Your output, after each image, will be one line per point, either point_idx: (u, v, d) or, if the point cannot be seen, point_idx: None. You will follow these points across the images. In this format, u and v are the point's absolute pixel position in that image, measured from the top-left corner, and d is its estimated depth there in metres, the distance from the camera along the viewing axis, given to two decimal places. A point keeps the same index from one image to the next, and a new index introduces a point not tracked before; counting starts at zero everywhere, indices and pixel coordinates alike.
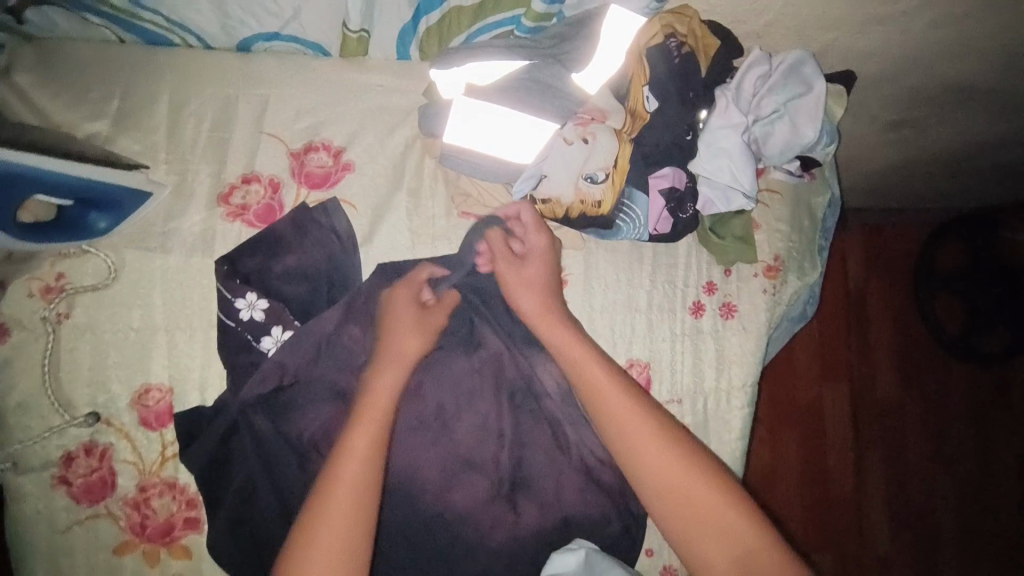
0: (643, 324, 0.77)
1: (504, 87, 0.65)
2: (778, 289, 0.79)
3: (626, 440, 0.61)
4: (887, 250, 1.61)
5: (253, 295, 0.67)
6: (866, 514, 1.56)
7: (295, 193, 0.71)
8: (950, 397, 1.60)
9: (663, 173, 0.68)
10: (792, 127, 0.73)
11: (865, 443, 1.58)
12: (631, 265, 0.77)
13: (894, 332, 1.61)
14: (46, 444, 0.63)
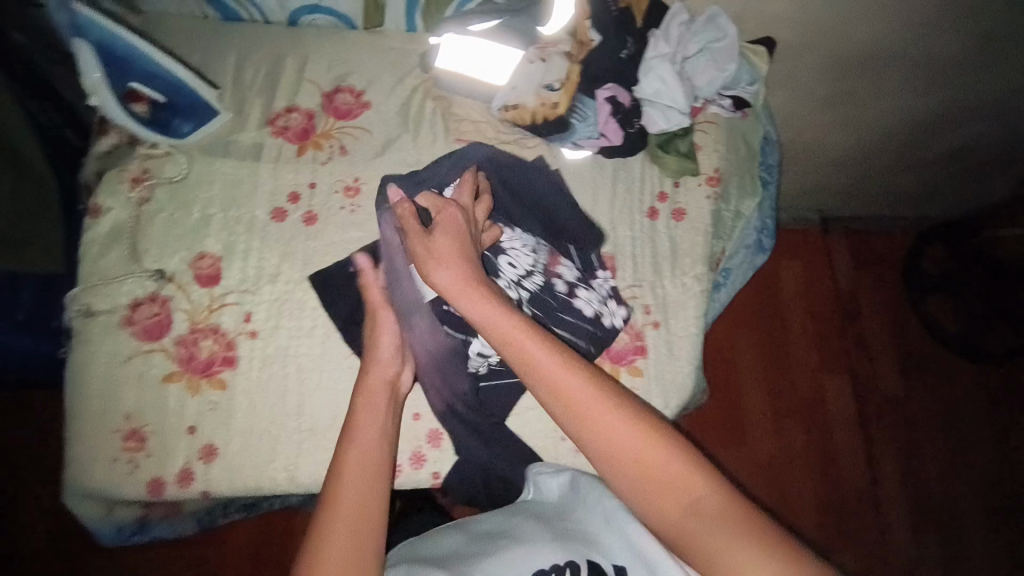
0: (606, 224, 0.92)
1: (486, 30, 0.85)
2: (720, 197, 0.94)
3: (588, 432, 0.59)
4: (871, 250, 1.75)
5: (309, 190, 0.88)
6: (879, 498, 1.54)
7: (326, 121, 0.92)
8: (957, 390, 1.65)
9: (607, 87, 0.86)
10: (715, 63, 0.92)
11: (874, 427, 1.60)
12: (595, 177, 0.94)
13: (887, 321, 1.70)
14: (120, 292, 0.79)
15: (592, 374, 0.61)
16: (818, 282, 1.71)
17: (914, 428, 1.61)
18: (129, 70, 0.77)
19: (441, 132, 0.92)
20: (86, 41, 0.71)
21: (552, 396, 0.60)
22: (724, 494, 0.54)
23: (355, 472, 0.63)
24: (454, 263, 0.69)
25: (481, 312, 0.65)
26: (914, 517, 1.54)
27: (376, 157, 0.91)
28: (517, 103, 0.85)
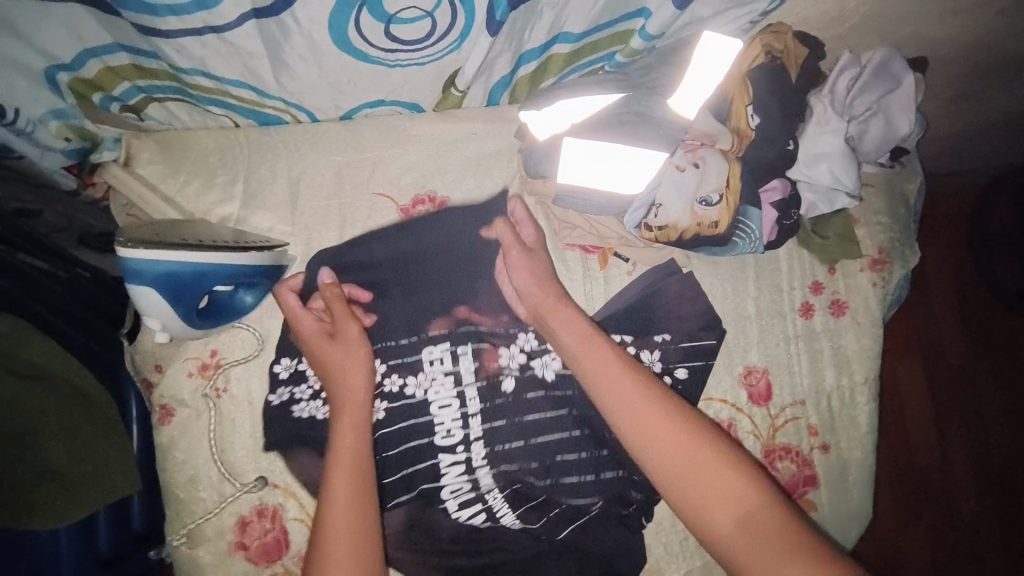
0: (756, 331, 0.79)
1: (609, 121, 0.66)
2: (886, 281, 0.79)
3: (658, 451, 0.56)
4: (937, 217, 1.36)
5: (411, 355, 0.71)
6: (969, 521, 1.25)
7: (409, 247, 0.73)
8: None
9: (771, 185, 0.69)
10: (886, 122, 0.74)
11: (950, 428, 1.29)
12: (735, 275, 0.79)
13: (958, 297, 1.33)
14: (220, 514, 0.66)
15: (665, 399, 0.59)
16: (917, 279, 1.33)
17: None
18: (196, 283, 0.62)
19: (548, 240, 0.78)
20: (145, 283, 0.60)
21: (636, 433, 0.57)
22: (776, 511, 0.53)
23: (342, 486, 0.56)
24: (541, 292, 0.67)
25: (561, 339, 0.65)
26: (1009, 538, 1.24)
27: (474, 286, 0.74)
28: (664, 220, 0.67)
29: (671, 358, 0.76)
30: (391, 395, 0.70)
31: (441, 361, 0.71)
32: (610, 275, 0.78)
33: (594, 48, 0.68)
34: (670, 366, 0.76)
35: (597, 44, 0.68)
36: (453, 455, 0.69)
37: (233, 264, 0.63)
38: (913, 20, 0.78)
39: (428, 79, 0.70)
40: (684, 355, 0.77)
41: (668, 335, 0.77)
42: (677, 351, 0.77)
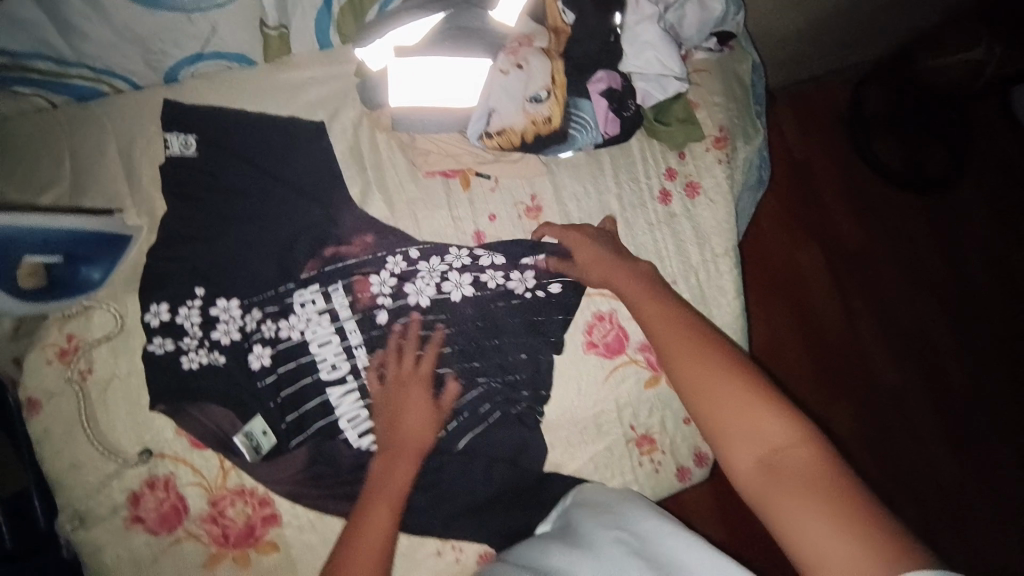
0: (620, 224, 0.83)
1: (432, 41, 0.68)
2: (730, 157, 0.85)
3: (689, 383, 0.57)
4: (813, 107, 1.66)
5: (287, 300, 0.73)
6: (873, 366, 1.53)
7: (266, 198, 0.74)
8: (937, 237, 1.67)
9: (597, 77, 0.72)
10: (700, 5, 0.78)
11: (849, 296, 1.57)
12: (594, 174, 0.83)
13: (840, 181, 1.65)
14: (110, 490, 0.67)
15: (715, 348, 0.59)
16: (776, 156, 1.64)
17: (886, 275, 1.63)
18: (17, 248, 0.61)
19: (407, 171, 0.79)
20: None
21: (683, 375, 0.58)
22: (811, 451, 0.51)
23: (379, 513, 0.66)
24: (622, 276, 0.74)
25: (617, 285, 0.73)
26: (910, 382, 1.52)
27: (336, 229, 0.76)
28: (501, 126, 0.69)
29: (543, 276, 0.79)
30: (272, 339, 0.71)
31: (316, 301, 0.74)
32: (477, 195, 0.80)
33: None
34: (544, 282, 0.79)
35: None
36: (343, 385, 0.73)
37: (62, 232, 0.63)
38: None
39: (241, 13, 0.71)
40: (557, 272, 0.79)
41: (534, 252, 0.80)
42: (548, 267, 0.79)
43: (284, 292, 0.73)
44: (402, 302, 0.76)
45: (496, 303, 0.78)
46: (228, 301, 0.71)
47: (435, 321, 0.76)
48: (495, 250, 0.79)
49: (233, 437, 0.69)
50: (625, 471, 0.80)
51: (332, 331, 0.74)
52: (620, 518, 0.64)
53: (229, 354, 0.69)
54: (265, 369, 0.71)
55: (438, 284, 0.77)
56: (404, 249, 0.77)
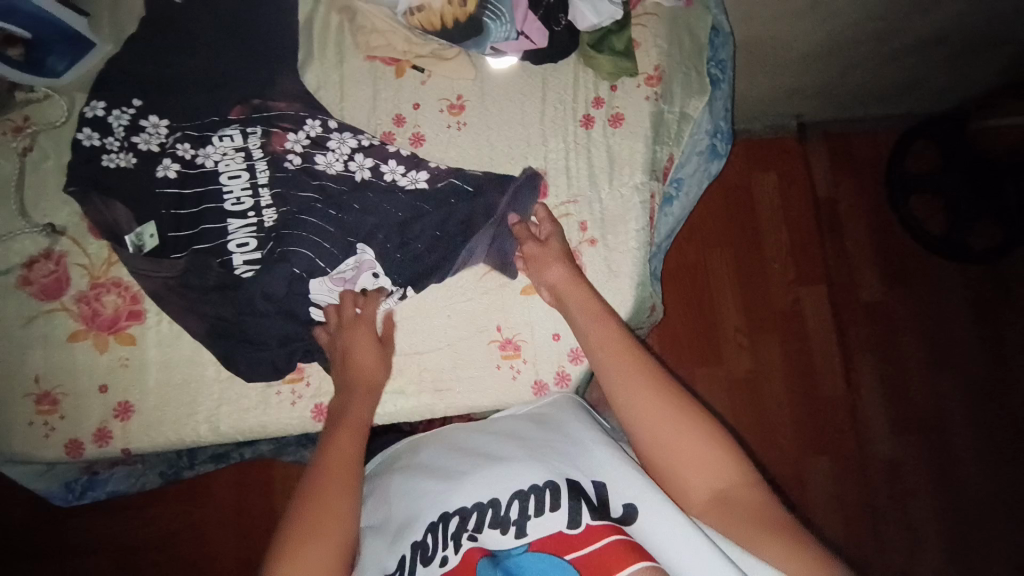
0: (537, 136, 0.85)
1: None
2: (660, 97, 0.86)
3: (646, 433, 0.61)
4: (853, 156, 1.73)
5: (212, 136, 0.79)
6: (861, 424, 1.60)
7: (214, 44, 0.82)
8: (947, 297, 1.67)
9: None
10: None
11: (853, 353, 1.65)
12: (525, 88, 0.86)
13: (870, 235, 1.71)
14: (12, 250, 0.76)
15: (673, 387, 0.63)
16: (795, 191, 1.72)
17: (894, 331, 1.66)
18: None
19: (351, 49, 0.86)
20: None
21: (640, 427, 0.61)
22: (757, 491, 0.56)
23: (345, 438, 0.65)
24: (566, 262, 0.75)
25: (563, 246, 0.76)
26: (898, 445, 1.59)
27: (270, 85, 0.82)
28: (423, 4, 0.77)
29: (436, 179, 0.81)
30: (185, 160, 0.78)
31: (236, 140, 0.79)
32: (407, 83, 0.85)
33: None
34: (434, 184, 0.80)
35: None
36: (241, 216, 0.76)
37: (41, 12, 0.73)
38: None
39: None
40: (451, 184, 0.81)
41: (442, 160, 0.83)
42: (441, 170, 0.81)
43: (210, 123, 0.80)
44: (309, 163, 0.80)
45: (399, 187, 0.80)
46: (157, 119, 0.79)
47: (339, 187, 0.79)
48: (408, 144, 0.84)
49: (124, 234, 0.75)
50: (482, 369, 0.78)
51: (241, 167, 0.78)
52: (598, 424, 0.67)
53: (141, 159, 0.77)
54: (168, 181, 0.77)
55: (344, 159, 0.80)
56: (325, 118, 0.82)
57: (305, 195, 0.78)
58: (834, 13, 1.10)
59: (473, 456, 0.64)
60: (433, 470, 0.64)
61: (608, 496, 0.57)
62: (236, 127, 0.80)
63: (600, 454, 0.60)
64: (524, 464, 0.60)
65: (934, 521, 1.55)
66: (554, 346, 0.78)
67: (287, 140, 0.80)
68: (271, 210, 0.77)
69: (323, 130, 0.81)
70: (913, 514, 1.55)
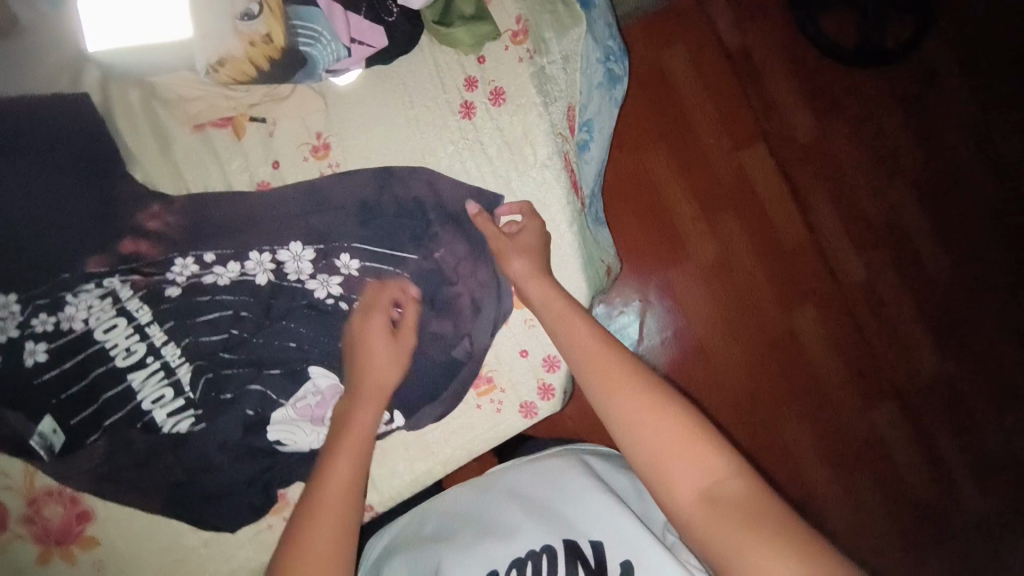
0: (420, 146, 0.74)
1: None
2: (535, 52, 0.76)
3: (626, 421, 0.52)
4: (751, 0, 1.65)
5: (66, 295, 0.66)
6: (832, 261, 1.62)
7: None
8: (878, 108, 1.66)
9: None
10: None
11: (805, 196, 1.64)
12: (387, 99, 0.74)
13: (789, 73, 1.65)
14: None
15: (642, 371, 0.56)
16: (706, 56, 1.63)
17: (836, 161, 1.65)
18: None
19: (173, 125, 0.72)
20: None
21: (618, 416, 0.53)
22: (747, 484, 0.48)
23: (364, 408, 0.62)
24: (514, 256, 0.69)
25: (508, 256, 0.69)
26: (873, 268, 1.62)
27: (107, 209, 0.69)
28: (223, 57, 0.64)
29: (352, 290, 0.71)
30: (48, 334, 0.65)
31: (100, 289, 0.67)
32: (253, 143, 0.73)
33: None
34: (350, 297, 0.71)
35: None
36: (143, 367, 0.67)
37: None
38: None
39: None
40: (366, 293, 0.71)
41: (353, 255, 0.72)
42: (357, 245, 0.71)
43: (53, 281, 0.66)
44: (197, 279, 0.69)
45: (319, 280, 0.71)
46: (3, 296, 0.64)
47: (241, 303, 0.70)
48: (307, 248, 0.71)
49: (29, 439, 0.65)
50: (461, 413, 0.73)
51: (118, 315, 0.67)
52: (601, 477, 0.67)
53: (3, 354, 0.64)
54: (41, 366, 0.65)
55: (239, 268, 0.70)
56: (200, 252, 0.69)
57: (224, 332, 0.69)
58: None
59: (474, 528, 0.64)
60: (434, 549, 0.63)
61: (604, 555, 0.55)
62: (84, 271, 0.67)
63: (598, 508, 0.60)
64: (524, 530, 0.61)
65: (923, 322, 1.60)
66: (525, 364, 0.74)
67: (164, 284, 0.68)
68: (168, 347, 0.68)
69: (198, 264, 0.69)
70: (904, 325, 1.60)
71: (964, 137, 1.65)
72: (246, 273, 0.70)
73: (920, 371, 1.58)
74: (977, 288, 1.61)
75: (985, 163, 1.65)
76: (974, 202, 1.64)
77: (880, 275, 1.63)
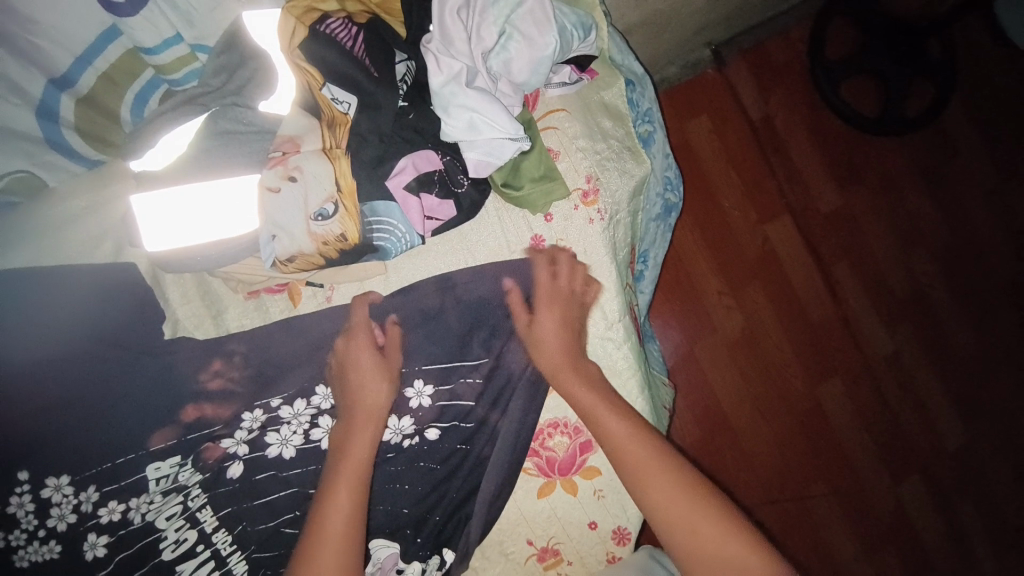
0: (483, 312, 0.71)
1: (196, 152, 0.57)
2: (606, 209, 0.72)
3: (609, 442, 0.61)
4: (774, 66, 1.56)
5: (136, 475, 0.64)
6: (859, 339, 1.53)
7: (48, 371, 0.62)
8: (902, 179, 1.58)
9: (400, 168, 0.62)
10: (527, 41, 0.62)
11: (833, 271, 1.54)
12: (452, 260, 0.71)
13: (814, 142, 1.57)
14: None
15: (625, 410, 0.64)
16: (728, 126, 1.54)
17: (862, 232, 1.56)
18: None
19: (226, 292, 0.69)
20: None
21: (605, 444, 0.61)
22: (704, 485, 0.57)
23: (362, 429, 0.63)
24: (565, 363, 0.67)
25: (577, 400, 0.65)
26: (900, 343, 1.54)
27: (165, 371, 0.65)
28: (293, 254, 0.60)
29: (424, 419, 0.69)
30: (111, 526, 0.62)
31: (169, 478, 0.64)
32: (309, 308, 0.70)
33: (122, 72, 0.60)
34: (422, 427, 0.69)
35: (126, 67, 0.60)
36: (192, 557, 0.64)
37: None
38: None
39: None
40: (439, 413, 0.69)
41: (426, 379, 0.69)
42: (427, 412, 0.69)
43: (117, 462, 0.63)
44: (259, 454, 0.66)
45: (388, 455, 0.68)
46: (57, 479, 0.61)
47: (306, 480, 0.67)
48: None
49: None
50: None
51: (181, 508, 0.64)
52: None
53: (63, 543, 0.61)
54: (101, 560, 0.62)
55: (305, 432, 0.67)
56: (267, 398, 0.67)
57: (285, 515, 0.67)
58: None
59: None
60: None
61: None
62: (151, 446, 0.64)
63: None
64: None
65: (946, 394, 1.55)
66: (593, 535, 0.75)
67: (224, 462, 0.66)
68: (220, 530, 0.65)
69: (261, 436, 0.66)
70: (930, 403, 1.54)
71: (991, 207, 1.58)
72: (312, 441, 0.67)
73: (945, 446, 1.52)
74: (999, 359, 1.55)
75: (1015, 235, 1.57)
76: (1004, 276, 1.56)
77: (906, 353, 1.55)
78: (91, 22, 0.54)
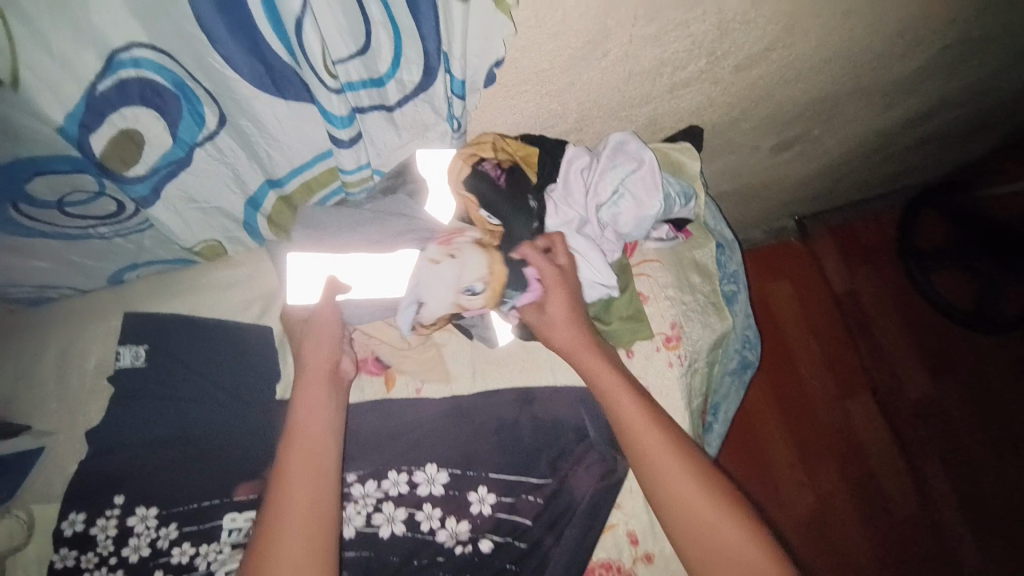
0: (555, 431, 0.74)
1: (362, 232, 0.69)
2: (686, 356, 0.76)
3: (660, 480, 0.59)
4: (861, 246, 1.61)
5: (216, 521, 0.69)
6: (952, 549, 1.33)
7: (178, 406, 0.73)
8: (997, 379, 1.49)
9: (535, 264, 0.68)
10: (636, 201, 0.71)
11: (921, 463, 1.42)
12: (535, 373, 0.77)
13: (901, 325, 1.55)
14: None
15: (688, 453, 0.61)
16: (811, 293, 1.57)
17: (951, 427, 1.46)
18: None
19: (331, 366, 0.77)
20: None
21: (656, 486, 0.59)
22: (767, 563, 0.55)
23: (315, 427, 0.61)
24: (620, 387, 0.64)
25: (628, 428, 0.62)
26: (998, 569, 1.31)
27: (261, 430, 0.72)
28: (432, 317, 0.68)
29: (480, 528, 0.70)
30: (179, 567, 0.67)
31: (240, 532, 0.68)
32: (399, 396, 0.76)
33: (320, 182, 0.73)
34: (477, 536, 0.70)
35: (319, 182, 0.73)
36: None
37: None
38: (651, 102, 0.77)
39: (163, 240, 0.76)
40: (496, 525, 0.70)
41: (488, 486, 0.71)
42: (484, 519, 0.70)
43: (205, 505, 0.69)
44: None
45: (437, 556, 0.69)
46: (145, 510, 0.68)
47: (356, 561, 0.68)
48: (441, 511, 0.71)
49: None
50: None
51: (238, 566, 0.66)
52: None
53: None
54: None
55: (367, 515, 0.70)
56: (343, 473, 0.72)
57: None
58: (796, 156, 1.12)
59: None
60: None
61: None
62: (234, 492, 0.70)
63: None
64: None
65: None
66: None
67: None
68: None
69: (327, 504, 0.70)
70: None
71: None
72: (371, 525, 0.70)
73: None
74: None
75: None
76: None
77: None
78: (309, 147, 0.67)
